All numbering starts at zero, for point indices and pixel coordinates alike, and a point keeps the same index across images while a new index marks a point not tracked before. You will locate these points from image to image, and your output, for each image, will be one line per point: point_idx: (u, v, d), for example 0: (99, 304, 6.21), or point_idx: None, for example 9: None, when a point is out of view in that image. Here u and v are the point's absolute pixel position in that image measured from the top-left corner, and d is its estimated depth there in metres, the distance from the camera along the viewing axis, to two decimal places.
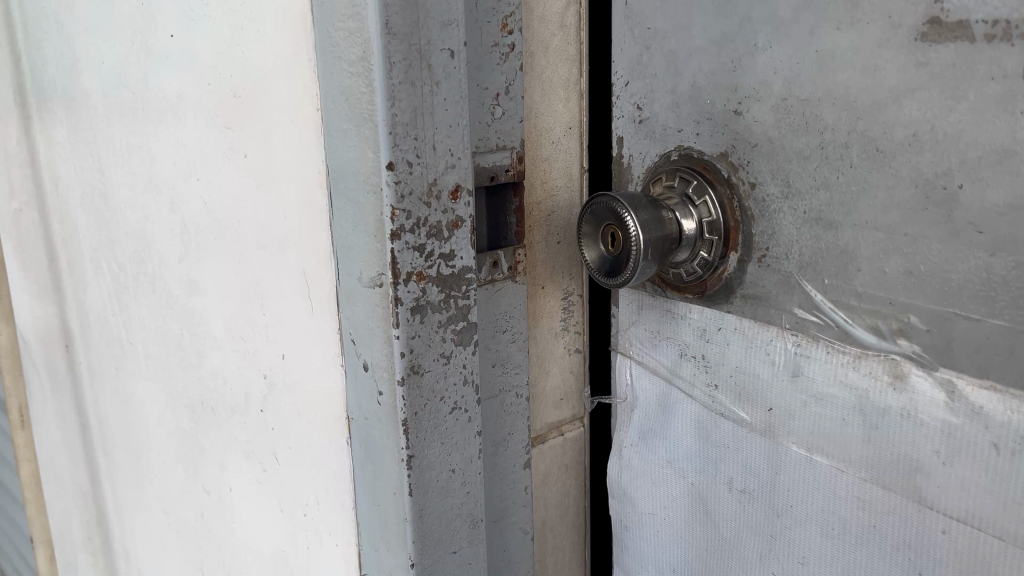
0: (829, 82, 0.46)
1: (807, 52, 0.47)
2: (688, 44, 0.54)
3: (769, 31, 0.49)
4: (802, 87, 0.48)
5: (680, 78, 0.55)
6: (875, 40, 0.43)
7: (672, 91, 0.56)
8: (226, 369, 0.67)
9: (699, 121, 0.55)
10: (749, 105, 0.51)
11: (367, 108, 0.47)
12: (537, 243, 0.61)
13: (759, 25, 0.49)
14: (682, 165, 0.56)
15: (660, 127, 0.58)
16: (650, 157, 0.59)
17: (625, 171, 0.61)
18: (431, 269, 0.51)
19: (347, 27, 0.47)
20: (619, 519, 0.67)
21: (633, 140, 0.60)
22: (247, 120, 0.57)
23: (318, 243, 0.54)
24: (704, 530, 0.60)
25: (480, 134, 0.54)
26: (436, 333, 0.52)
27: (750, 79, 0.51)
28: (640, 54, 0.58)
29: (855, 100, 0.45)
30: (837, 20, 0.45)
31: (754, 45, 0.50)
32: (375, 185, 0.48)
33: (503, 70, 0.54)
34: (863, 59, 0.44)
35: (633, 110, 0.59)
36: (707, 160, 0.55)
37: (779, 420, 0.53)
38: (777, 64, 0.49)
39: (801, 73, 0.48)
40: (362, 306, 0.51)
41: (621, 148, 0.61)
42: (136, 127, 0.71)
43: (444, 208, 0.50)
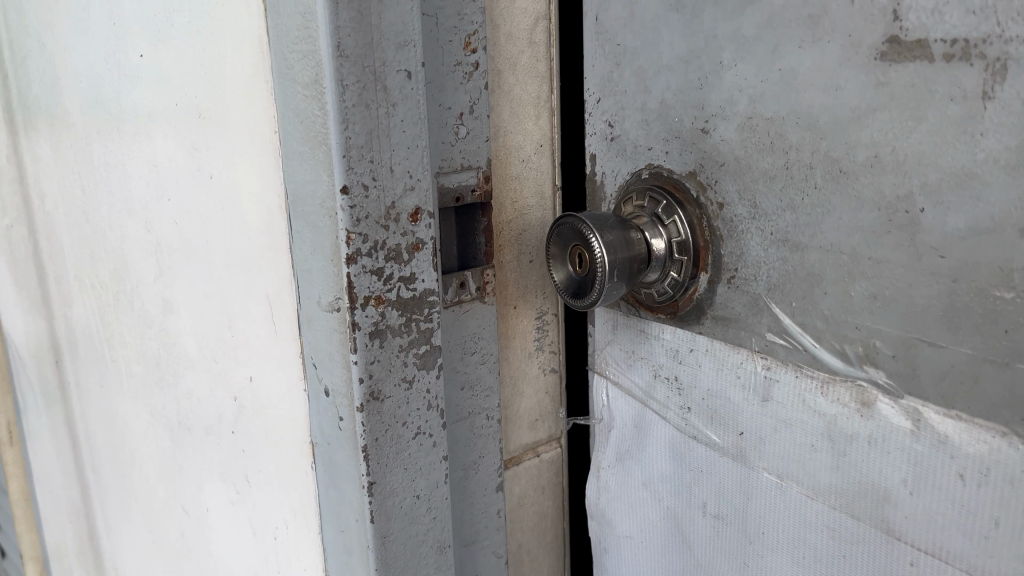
0: (792, 101, 0.45)
1: (770, 70, 0.46)
2: (654, 61, 0.53)
3: (733, 49, 0.47)
4: (766, 106, 0.46)
5: (649, 95, 0.54)
6: (836, 58, 0.42)
7: (641, 109, 0.55)
8: (200, 390, 0.67)
9: (668, 139, 0.53)
10: (715, 124, 0.50)
11: (321, 131, 0.47)
12: (507, 263, 0.60)
13: (723, 42, 0.48)
14: (651, 184, 0.55)
15: (631, 145, 0.56)
16: (622, 175, 0.58)
17: (598, 189, 0.60)
18: (391, 293, 0.50)
19: (301, 49, 0.46)
20: (598, 541, 0.66)
21: (605, 158, 0.59)
22: (213, 143, 0.57)
23: (280, 266, 0.53)
24: (680, 554, 0.59)
25: (443, 155, 0.53)
26: (396, 358, 0.51)
27: (716, 97, 0.49)
28: (610, 71, 0.57)
29: (818, 120, 0.44)
30: (799, 38, 0.44)
31: (719, 63, 0.48)
32: (331, 209, 0.47)
33: (467, 89, 0.53)
34: (825, 77, 0.43)
35: (605, 127, 0.58)
36: (675, 179, 0.54)
37: (749, 445, 0.52)
38: (741, 82, 0.47)
39: (765, 92, 0.46)
40: (322, 331, 0.51)
41: (594, 166, 0.60)
42: (112, 146, 0.71)
43: (403, 230, 0.50)
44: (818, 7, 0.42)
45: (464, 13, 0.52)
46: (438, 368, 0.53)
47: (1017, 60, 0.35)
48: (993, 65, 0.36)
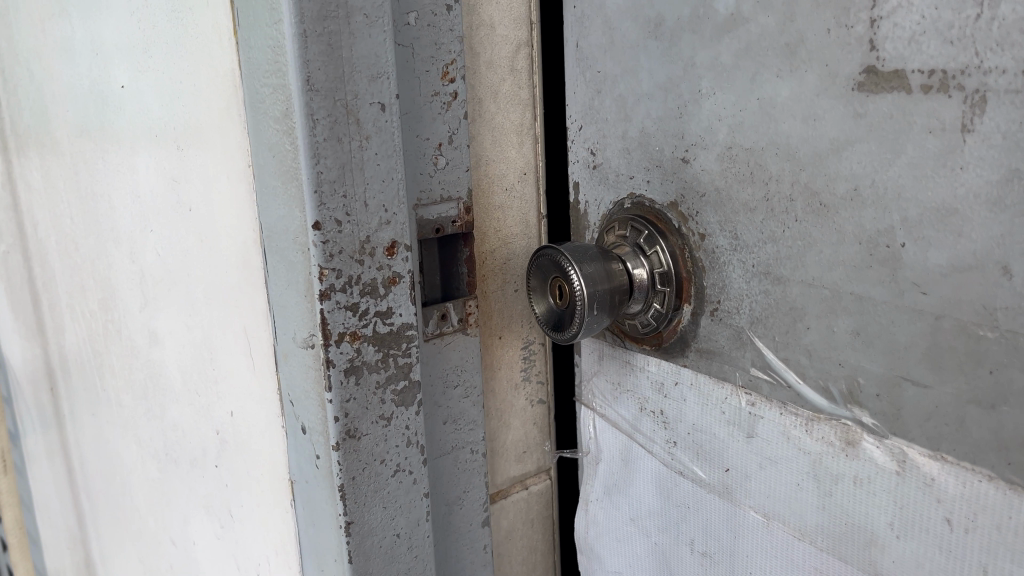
0: (771, 131, 0.44)
1: (749, 100, 0.44)
2: (635, 89, 0.52)
3: (712, 77, 0.46)
4: (745, 136, 0.45)
5: (630, 124, 0.53)
6: (814, 88, 0.41)
7: (623, 137, 0.54)
8: (184, 423, 0.66)
9: (649, 169, 0.52)
10: (696, 153, 0.49)
11: (292, 166, 0.46)
12: (491, 294, 0.59)
13: (702, 71, 0.47)
14: (634, 214, 0.54)
15: (613, 173, 0.55)
16: (605, 204, 0.57)
17: (582, 218, 0.59)
18: (366, 329, 0.49)
19: (272, 83, 0.46)
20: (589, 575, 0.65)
21: (588, 186, 0.58)
22: (192, 176, 0.56)
23: (257, 301, 0.53)
24: None
25: (421, 186, 0.52)
26: (373, 394, 0.50)
27: (696, 126, 0.48)
28: (592, 98, 0.56)
29: (797, 151, 0.42)
30: (777, 67, 0.42)
31: (698, 92, 0.47)
32: (304, 245, 0.47)
33: (446, 119, 0.52)
34: (803, 108, 0.42)
35: (588, 155, 0.57)
36: (658, 210, 0.52)
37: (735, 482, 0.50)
38: (720, 111, 0.46)
39: (743, 121, 0.45)
40: (298, 368, 0.50)
41: (578, 194, 0.59)
42: (98, 177, 0.71)
43: (379, 265, 0.49)
44: (795, 36, 0.41)
45: (441, 43, 0.51)
46: (417, 404, 0.52)
47: (995, 91, 0.34)
48: (972, 97, 0.35)
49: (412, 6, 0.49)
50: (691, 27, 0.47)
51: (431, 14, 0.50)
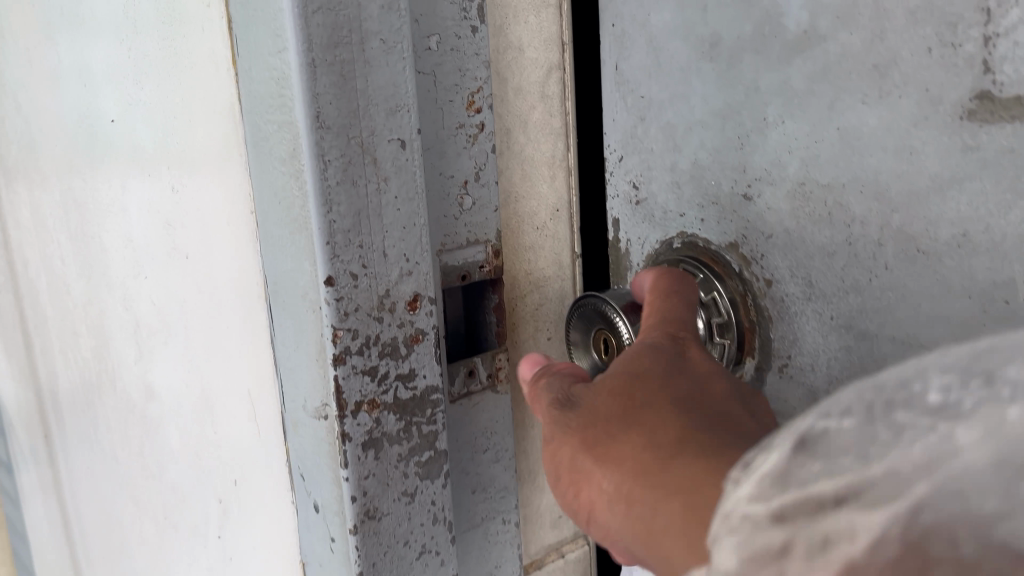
0: (855, 165, 0.38)
1: (826, 129, 0.38)
2: (686, 116, 0.46)
3: (780, 103, 0.40)
4: (821, 170, 0.39)
5: (679, 155, 0.47)
6: (909, 116, 0.35)
7: (671, 170, 0.48)
8: (184, 485, 0.60)
9: (703, 206, 0.46)
10: (760, 189, 0.43)
11: (301, 213, 0.40)
12: (522, 343, 0.53)
13: (769, 96, 0.41)
14: (686, 256, 0.48)
15: (659, 209, 0.50)
16: (650, 243, 0.51)
17: (623, 257, 0.53)
18: (386, 394, 0.43)
19: (277, 119, 0.40)
20: None
21: (630, 223, 0.52)
22: (188, 219, 0.50)
23: (262, 360, 0.47)
24: None
25: (446, 230, 0.46)
26: (394, 468, 0.44)
27: (761, 159, 0.42)
28: (634, 126, 0.50)
29: (887, 189, 0.36)
30: (862, 92, 0.36)
31: (763, 120, 0.41)
32: (314, 301, 0.41)
33: (472, 154, 0.47)
34: (895, 140, 0.36)
35: (630, 189, 0.52)
36: (714, 251, 0.47)
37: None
38: (791, 142, 0.40)
39: (820, 154, 0.39)
40: (309, 438, 0.44)
41: (618, 231, 0.53)
42: (88, 217, 0.65)
43: (400, 321, 0.43)
44: (886, 56, 0.35)
45: (465, 68, 0.45)
46: (444, 475, 0.46)
47: None
48: None
49: (433, 28, 0.44)
50: (754, 46, 0.41)
51: (455, 36, 0.45)
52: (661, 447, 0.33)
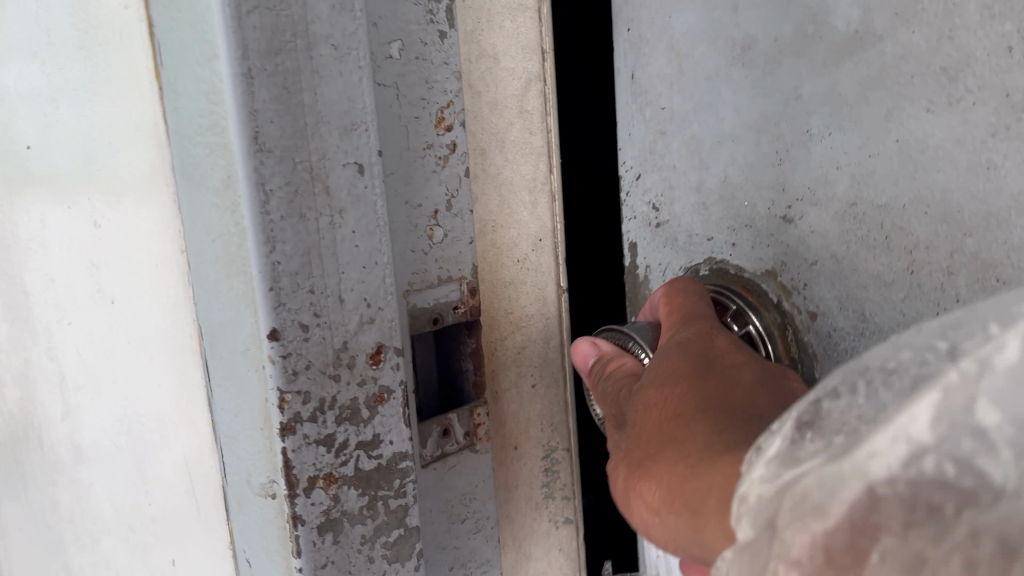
0: (918, 182, 0.37)
1: (883, 142, 0.38)
2: (716, 129, 0.47)
3: (825, 114, 0.41)
4: (874, 189, 0.39)
5: (709, 173, 0.48)
6: (987, 127, 0.35)
7: (697, 189, 0.50)
8: (118, 561, 0.53)
9: (735, 229, 0.48)
10: (801, 211, 0.43)
11: (237, 254, 0.33)
12: (504, 393, 0.46)
13: (812, 105, 0.41)
14: (715, 283, 0.49)
15: (686, 234, 0.51)
16: (673, 268, 0.53)
17: (641, 284, 0.56)
18: (345, 467, 0.36)
19: (206, 141, 0.33)
20: None
21: (650, 246, 0.54)
22: (111, 260, 0.43)
23: (197, 426, 0.40)
24: None
25: (414, 268, 0.40)
26: (357, 553, 0.37)
27: (802, 176, 0.43)
28: (653, 140, 0.52)
29: (958, 209, 0.36)
30: (927, 101, 0.36)
31: (806, 133, 0.42)
32: (256, 359, 0.34)
33: (442, 179, 0.40)
34: (966, 155, 0.35)
35: (649, 211, 0.54)
36: (744, 278, 0.48)
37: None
38: (838, 157, 0.40)
39: (875, 170, 0.39)
40: (254, 520, 0.37)
41: (636, 254, 0.56)
42: (7, 254, 0.57)
43: (360, 379, 0.36)
44: (955, 59, 0.35)
45: (432, 80, 0.39)
46: (417, 556, 0.39)
47: None
48: None
49: (394, 33, 0.37)
50: (794, 50, 0.41)
51: (420, 41, 0.38)
52: (681, 430, 0.31)
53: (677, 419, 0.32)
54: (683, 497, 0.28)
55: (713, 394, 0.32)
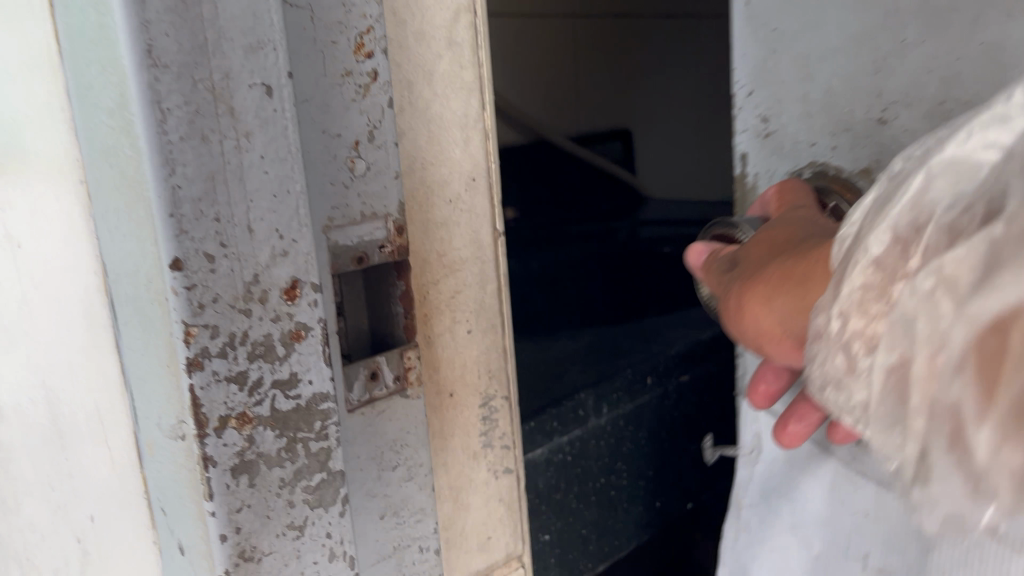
0: (995, 76, 0.44)
1: (968, 44, 0.44)
2: (823, 44, 0.52)
3: (919, 24, 0.46)
4: (962, 87, 0.45)
5: (813, 85, 0.53)
6: None
7: (805, 100, 0.54)
8: (39, 523, 0.50)
9: (836, 133, 0.53)
10: (896, 112, 0.49)
11: (136, 178, 0.31)
12: (438, 338, 0.45)
13: (907, 17, 0.46)
14: (816, 182, 0.54)
15: (790, 141, 0.56)
16: (779, 173, 0.58)
17: (750, 190, 0.60)
18: (259, 407, 0.34)
19: (99, 58, 0.31)
20: None
21: (758, 156, 0.59)
22: (13, 200, 0.41)
23: (108, 370, 0.38)
24: None
25: (334, 202, 0.38)
26: (276, 497, 0.35)
27: (897, 83, 0.48)
28: (766, 58, 0.56)
29: None
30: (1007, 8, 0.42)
31: (900, 42, 0.47)
32: (160, 292, 0.32)
33: (363, 109, 0.38)
34: None
35: (759, 123, 0.59)
36: (844, 179, 0.52)
37: (801, 496, 0.62)
38: (929, 62, 0.46)
39: (961, 71, 0.45)
40: (166, 464, 0.35)
41: (746, 165, 0.61)
42: None
43: (274, 315, 0.34)
44: None
45: (351, 3, 0.37)
46: (342, 501, 0.38)
47: None
48: None
49: None
50: None
51: None
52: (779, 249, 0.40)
53: (780, 243, 0.40)
54: (800, 274, 0.36)
55: (803, 232, 0.41)
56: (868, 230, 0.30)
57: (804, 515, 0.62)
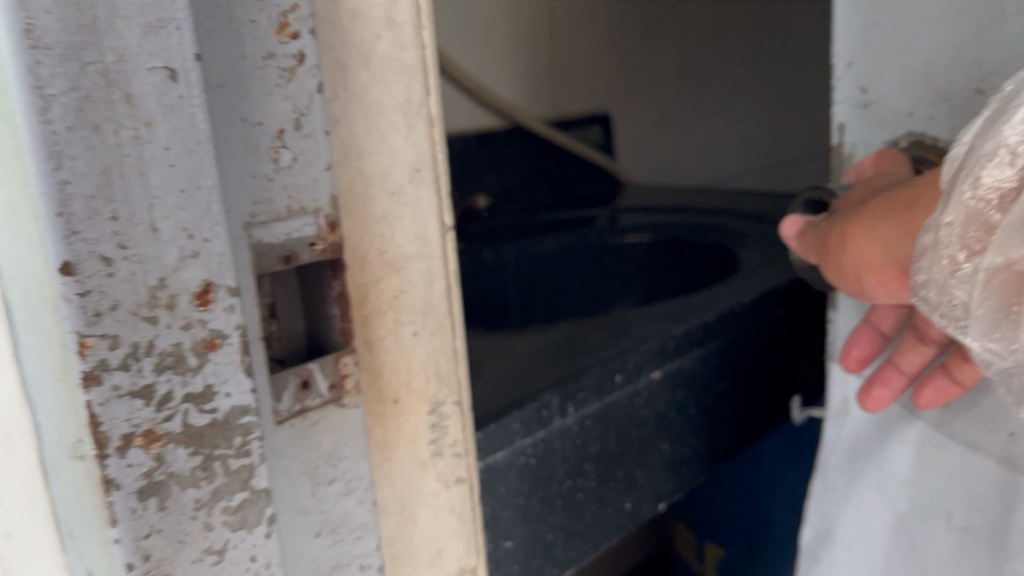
0: None
1: None
2: (926, 13, 0.56)
3: None
4: None
5: (911, 56, 0.58)
6: None
7: (903, 69, 0.59)
8: None
9: (934, 104, 0.57)
10: (993, 81, 0.53)
11: (18, 171, 0.28)
12: (380, 342, 0.42)
13: None
14: (913, 150, 0.59)
15: (888, 110, 0.61)
16: (878, 143, 0.63)
17: (846, 159, 0.66)
18: (170, 423, 0.31)
19: None
20: (830, 545, 0.72)
21: (855, 127, 0.65)
22: None
23: (6, 381, 0.34)
24: (908, 559, 0.65)
25: (255, 196, 0.35)
26: (191, 521, 0.32)
27: (998, 52, 0.52)
28: (866, 29, 0.61)
29: None
30: None
31: (1001, 13, 0.51)
32: (50, 298, 0.29)
33: (288, 95, 0.35)
34: None
35: (858, 95, 0.64)
36: (941, 147, 0.57)
37: (889, 456, 0.67)
38: None
39: None
40: (69, 484, 0.32)
41: (844, 136, 0.66)
42: None
43: (184, 322, 0.31)
44: None
45: None
46: (267, 521, 0.35)
47: None
48: None
49: None
50: None
51: None
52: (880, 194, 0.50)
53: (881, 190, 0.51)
54: (905, 206, 0.46)
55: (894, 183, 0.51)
56: (981, 146, 0.39)
57: (891, 471, 0.66)
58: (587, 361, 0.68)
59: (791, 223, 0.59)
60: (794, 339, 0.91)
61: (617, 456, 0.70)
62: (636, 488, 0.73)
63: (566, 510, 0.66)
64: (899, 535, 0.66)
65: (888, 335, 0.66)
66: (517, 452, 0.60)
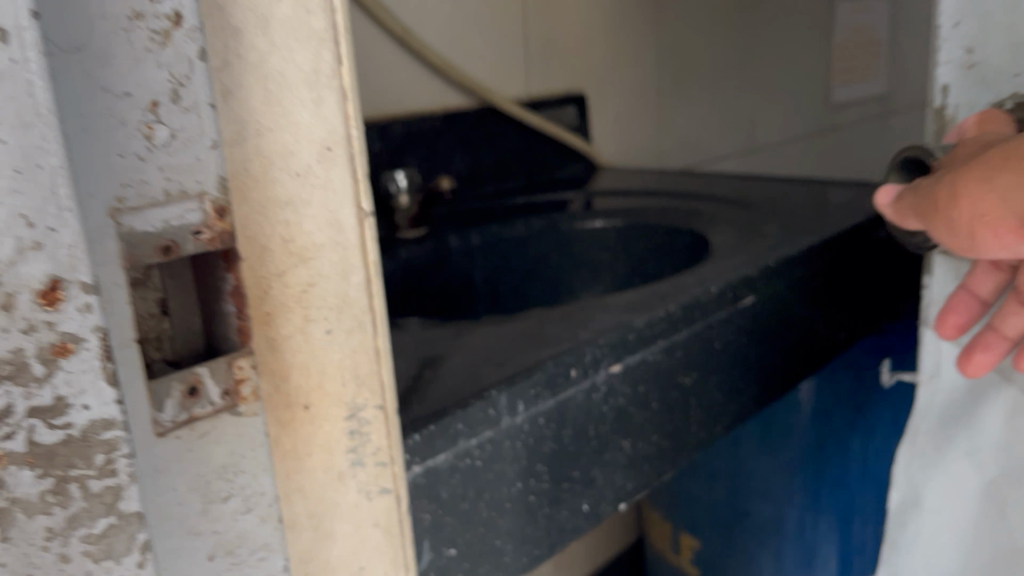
0: None
1: None
2: None
3: None
4: None
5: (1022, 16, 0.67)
6: None
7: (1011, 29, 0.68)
8: None
9: None
10: None
11: None
12: (286, 341, 0.37)
13: None
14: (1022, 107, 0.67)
15: (993, 70, 0.70)
16: (982, 100, 0.71)
17: (948, 117, 0.73)
18: (10, 442, 0.27)
19: None
20: (919, 502, 0.80)
21: (959, 87, 0.72)
22: None
23: None
24: (1001, 516, 0.73)
25: (123, 178, 0.30)
26: (43, 551, 0.28)
27: None
28: None
29: None
30: None
31: None
32: None
33: (163, 61, 0.30)
34: None
35: (963, 55, 0.71)
36: None
37: (979, 425, 0.74)
38: None
39: None
40: None
41: (945, 97, 0.73)
42: None
43: (26, 326, 0.27)
44: None
45: None
46: (140, 550, 0.31)
47: None
48: None
49: None
50: None
51: None
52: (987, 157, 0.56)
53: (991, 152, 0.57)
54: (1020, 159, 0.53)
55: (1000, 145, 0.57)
56: None
57: (984, 436, 0.74)
58: (542, 356, 0.64)
59: (886, 193, 0.68)
60: (765, 329, 0.87)
61: (572, 456, 0.66)
62: (594, 488, 0.69)
63: (516, 514, 0.62)
64: (992, 497, 0.74)
65: (986, 300, 0.70)
66: (462, 454, 0.57)
